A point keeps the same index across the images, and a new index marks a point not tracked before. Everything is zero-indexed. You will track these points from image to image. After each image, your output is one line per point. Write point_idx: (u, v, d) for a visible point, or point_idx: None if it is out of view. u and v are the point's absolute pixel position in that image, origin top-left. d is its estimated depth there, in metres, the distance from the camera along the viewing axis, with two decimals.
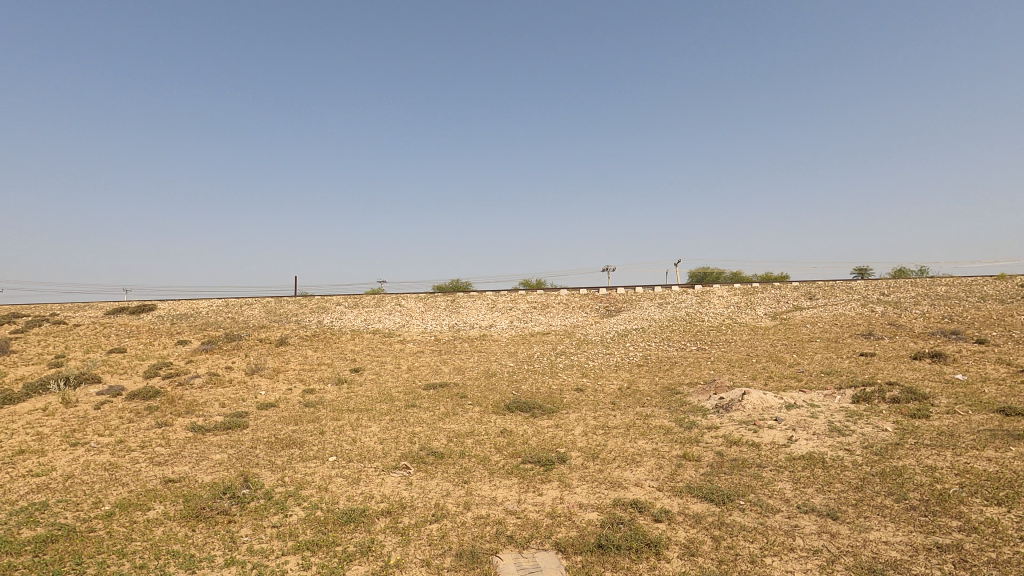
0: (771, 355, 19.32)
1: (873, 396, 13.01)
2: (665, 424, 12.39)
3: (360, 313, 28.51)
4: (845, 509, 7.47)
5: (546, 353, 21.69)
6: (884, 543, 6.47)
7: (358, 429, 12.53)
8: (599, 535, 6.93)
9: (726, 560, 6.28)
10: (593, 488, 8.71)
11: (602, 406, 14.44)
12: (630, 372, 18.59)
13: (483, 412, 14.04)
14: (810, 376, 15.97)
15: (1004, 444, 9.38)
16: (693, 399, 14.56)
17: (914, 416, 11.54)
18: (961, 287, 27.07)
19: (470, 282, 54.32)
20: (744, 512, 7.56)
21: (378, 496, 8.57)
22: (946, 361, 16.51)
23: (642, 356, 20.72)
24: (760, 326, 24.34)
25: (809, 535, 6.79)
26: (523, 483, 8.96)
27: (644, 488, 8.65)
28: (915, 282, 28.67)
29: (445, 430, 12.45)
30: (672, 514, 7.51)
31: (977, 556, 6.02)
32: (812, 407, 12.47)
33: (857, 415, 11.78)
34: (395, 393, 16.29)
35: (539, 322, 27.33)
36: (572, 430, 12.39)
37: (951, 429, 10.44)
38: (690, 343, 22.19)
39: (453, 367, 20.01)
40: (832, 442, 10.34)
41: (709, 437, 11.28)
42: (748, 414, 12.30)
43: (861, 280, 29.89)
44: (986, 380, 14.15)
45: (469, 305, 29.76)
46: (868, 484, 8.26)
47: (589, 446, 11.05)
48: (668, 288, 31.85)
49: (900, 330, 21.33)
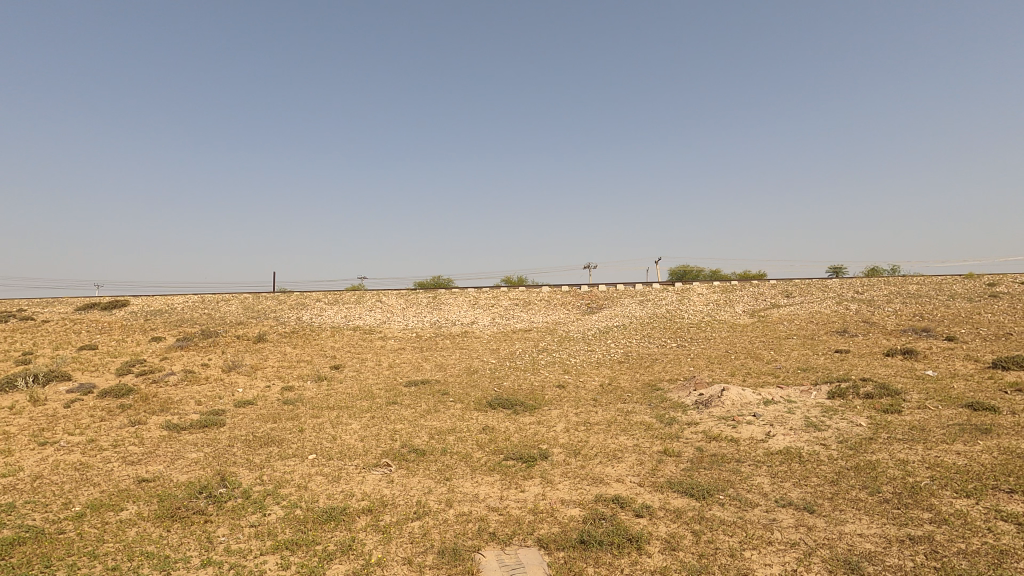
0: (749, 352, 19.54)
1: (848, 392, 13.30)
2: (645, 421, 12.49)
3: (340, 310, 28.24)
4: (821, 503, 7.62)
5: (527, 350, 21.66)
6: (858, 536, 6.60)
7: (338, 427, 12.38)
8: (580, 531, 6.94)
9: (706, 555, 6.34)
10: (574, 484, 8.73)
11: (583, 403, 14.50)
12: (610, 369, 18.73)
13: (465, 409, 14.01)
14: (786, 373, 16.28)
15: (973, 438, 9.68)
16: (674, 395, 14.73)
17: (887, 411, 11.82)
18: (931, 285, 27.77)
19: (450, 282, 53.88)
20: (724, 507, 7.65)
21: (358, 495, 8.47)
22: (916, 358, 16.91)
23: (623, 354, 20.82)
24: (737, 323, 24.74)
25: (786, 528, 6.90)
26: (506, 480, 8.94)
27: (625, 484, 8.71)
28: (887, 281, 29.31)
29: (426, 427, 12.37)
30: (653, 510, 7.56)
31: (947, 547, 6.19)
32: (787, 403, 12.72)
33: (832, 411, 12.04)
34: (376, 390, 16.15)
35: (520, 318, 27.36)
36: (554, 426, 12.41)
37: (922, 424, 10.72)
38: (670, 339, 22.44)
39: (434, 364, 19.90)
40: (808, 437, 10.54)
41: (688, 433, 11.40)
42: (726, 410, 12.48)
43: (836, 280, 30.46)
44: (955, 377, 14.52)
45: (451, 302, 29.66)
46: (843, 478, 8.44)
47: (570, 443, 11.07)
48: (649, 287, 32.08)
49: (873, 327, 21.83)
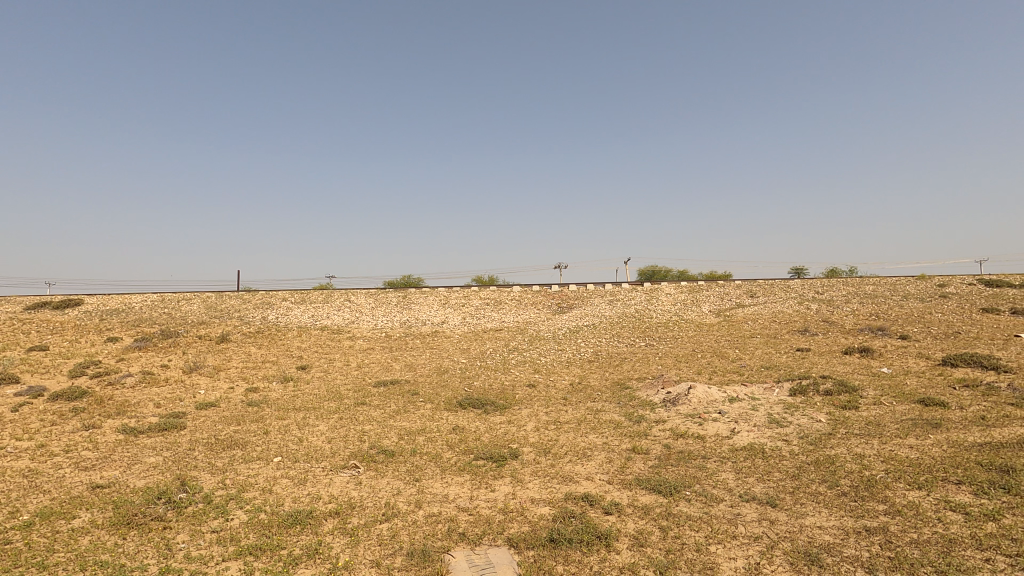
0: (714, 351, 19.98)
1: (809, 389, 13.72)
2: (615, 419, 12.63)
3: (308, 309, 27.69)
4: (783, 497, 7.84)
5: (498, 349, 21.65)
6: (817, 529, 6.81)
7: (304, 429, 12.13)
8: (550, 529, 6.97)
9: (673, 550, 6.45)
10: (544, 483, 8.77)
11: (553, 402, 14.57)
12: (581, 368, 18.88)
13: (435, 409, 13.91)
14: (751, 371, 16.69)
15: (924, 432, 10.11)
16: (642, 393, 14.95)
17: (845, 407, 12.25)
18: (886, 286, 28.89)
19: (420, 281, 53.49)
20: (690, 502, 7.80)
21: (325, 497, 8.32)
22: (872, 356, 17.57)
23: (592, 353, 21.01)
24: (704, 322, 25.25)
25: (749, 522, 7.08)
26: (476, 480, 8.91)
27: (594, 482, 8.79)
28: (846, 282, 30.37)
29: (396, 428, 12.23)
30: (621, 507, 7.65)
31: (900, 537, 6.45)
32: (752, 400, 13.05)
33: (794, 407, 12.41)
34: (344, 390, 15.90)
35: (491, 318, 27.33)
36: (524, 426, 12.43)
37: (878, 419, 11.15)
38: (639, 339, 22.76)
39: (403, 364, 19.72)
40: (771, 433, 10.84)
41: (656, 431, 11.57)
42: (693, 408, 12.73)
43: (798, 280, 31.41)
44: (908, 374, 15.14)
45: (421, 302, 29.42)
46: (804, 472, 8.71)
47: (540, 442, 11.11)
48: (618, 287, 32.46)
49: (832, 326, 22.58)
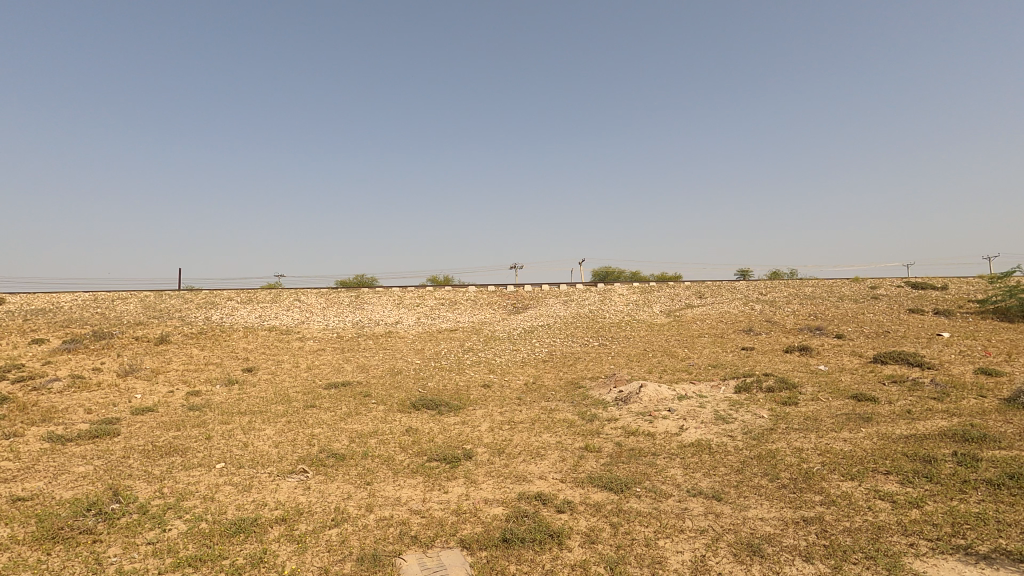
0: (665, 350, 20.52)
1: (752, 387, 14.30)
2: (568, 418, 12.78)
3: (255, 309, 26.71)
4: (727, 490, 8.13)
5: (453, 350, 21.51)
6: (759, 520, 7.10)
7: (250, 434, 11.69)
8: (503, 530, 6.97)
9: (623, 546, 6.57)
10: (498, 483, 8.77)
11: (507, 402, 14.59)
12: (535, 368, 19.00)
13: (387, 411, 13.68)
14: (699, 369, 17.24)
15: (856, 426, 10.72)
16: (595, 392, 15.19)
17: (785, 403, 12.82)
18: (824, 288, 30.45)
19: (374, 280, 52.55)
20: (640, 499, 7.97)
21: (271, 504, 8.04)
22: (811, 354, 18.47)
23: (547, 353, 21.19)
24: (655, 322, 25.89)
25: (696, 516, 7.30)
26: (429, 482, 8.82)
27: (548, 481, 8.85)
28: (787, 283, 31.81)
29: (347, 431, 11.96)
30: (574, 505, 7.74)
31: (834, 525, 6.80)
32: (699, 398, 13.48)
33: (738, 404, 12.90)
34: (292, 393, 15.41)
35: (446, 318, 27.13)
36: (478, 426, 12.40)
37: (815, 414, 11.73)
38: (592, 338, 23.11)
39: (355, 365, 19.32)
40: (717, 429, 11.23)
41: (608, 429, 11.78)
42: (644, 406, 13.03)
43: (743, 281, 32.68)
44: (843, 371, 16.00)
45: (374, 302, 28.89)
46: (747, 466, 9.06)
47: (494, 442, 11.11)
48: (572, 287, 32.88)
49: (774, 326, 23.61)
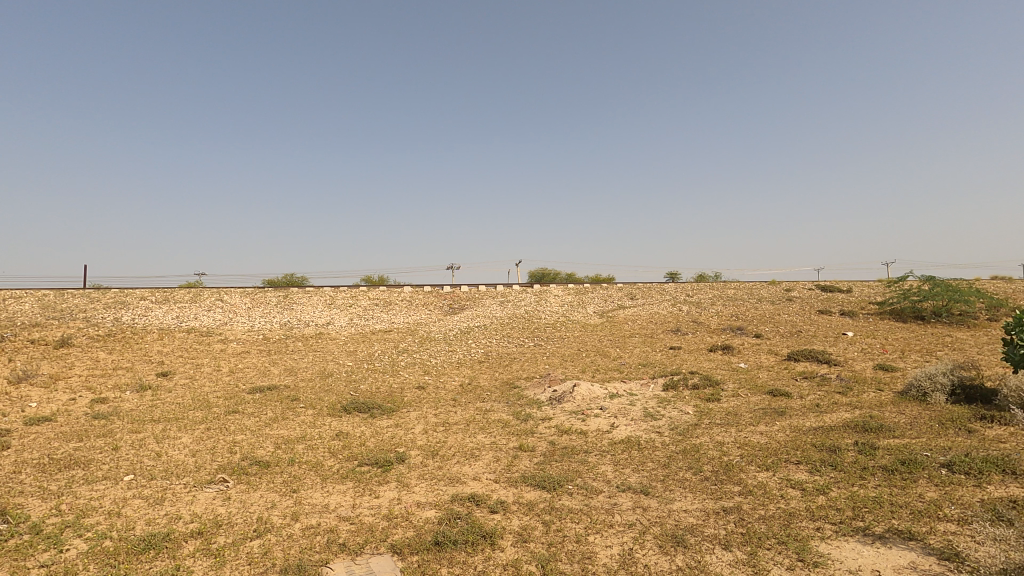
0: (598, 350, 21.04)
1: (679, 384, 14.93)
2: (503, 418, 12.82)
3: (172, 309, 25.01)
4: (655, 485, 8.44)
5: (387, 351, 21.06)
6: (683, 512, 7.42)
7: (164, 442, 10.92)
8: (435, 533, 6.89)
9: (555, 543, 6.67)
10: (431, 486, 8.66)
11: (442, 403, 14.45)
12: (471, 369, 18.94)
13: (317, 415, 13.20)
14: (630, 368, 17.80)
15: (772, 420, 11.43)
16: (530, 392, 15.35)
17: (709, 399, 13.48)
18: (745, 290, 32.28)
19: (304, 280, 50.64)
20: (572, 496, 8.12)
21: (186, 517, 7.54)
22: (733, 352, 19.53)
23: (482, 353, 21.18)
24: (589, 323, 26.49)
25: (625, 511, 7.53)
26: (359, 487, 8.58)
27: (482, 481, 8.83)
28: (712, 285, 33.47)
29: (272, 437, 11.43)
30: (507, 505, 7.77)
31: (751, 514, 7.21)
32: (630, 396, 13.92)
33: (666, 401, 13.43)
34: (212, 398, 14.55)
35: (380, 319, 26.54)
36: (412, 429, 12.19)
37: (736, 410, 12.41)
38: (528, 339, 23.32)
39: (282, 368, 18.50)
40: (646, 426, 11.63)
41: (543, 428, 11.93)
42: (577, 405, 13.30)
43: (672, 283, 34.07)
44: (761, 368, 17.02)
45: (304, 302, 27.81)
46: (673, 460, 9.45)
47: (428, 444, 10.97)
48: (509, 288, 33.06)
49: (700, 326, 24.78)
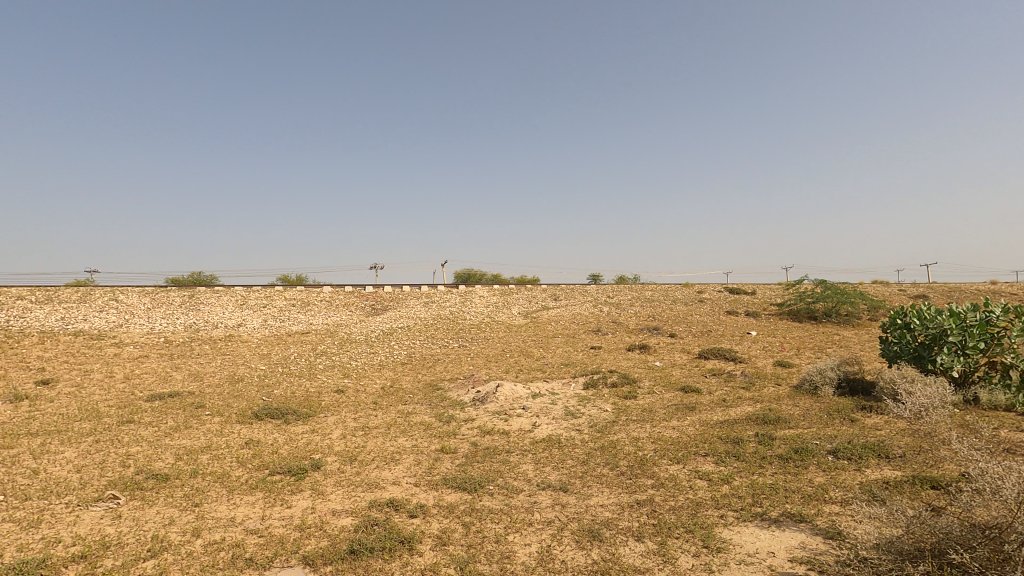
0: (521, 350, 21.28)
1: (599, 383, 15.40)
2: (425, 421, 12.65)
3: (56, 310, 22.58)
4: (573, 481, 8.65)
5: (304, 354, 20.16)
6: (599, 507, 7.65)
7: (43, 458, 9.82)
8: (351, 541, 6.66)
9: (474, 544, 6.65)
10: (348, 492, 8.37)
11: (362, 407, 14.03)
12: (393, 371, 18.54)
13: (224, 423, 12.39)
14: (552, 368, 18.15)
15: (683, 415, 12.06)
16: (454, 393, 15.25)
17: (626, 397, 14.02)
18: (661, 291, 33.88)
19: (214, 279, 47.50)
20: (493, 496, 8.15)
21: (67, 540, 6.81)
22: (649, 351, 20.42)
23: (405, 355, 20.79)
24: (513, 323, 26.75)
25: (544, 508, 7.65)
26: (270, 497, 8.14)
27: (401, 486, 8.66)
28: (630, 287, 34.84)
29: (172, 448, 10.58)
30: (426, 508, 7.66)
31: (662, 505, 7.56)
32: (551, 395, 14.19)
33: (586, 400, 13.81)
34: (103, 407, 13.27)
35: (297, 320, 25.38)
36: (329, 434, 11.74)
37: (651, 406, 12.97)
38: (452, 340, 23.18)
39: (187, 373, 17.22)
40: (567, 424, 11.90)
41: (465, 429, 11.88)
42: (500, 405, 13.37)
43: (593, 285, 35.12)
44: (674, 366, 17.91)
45: (213, 302, 26.06)
46: (591, 457, 9.73)
47: (346, 449, 10.60)
48: (434, 288, 32.71)
49: (619, 326, 25.71)
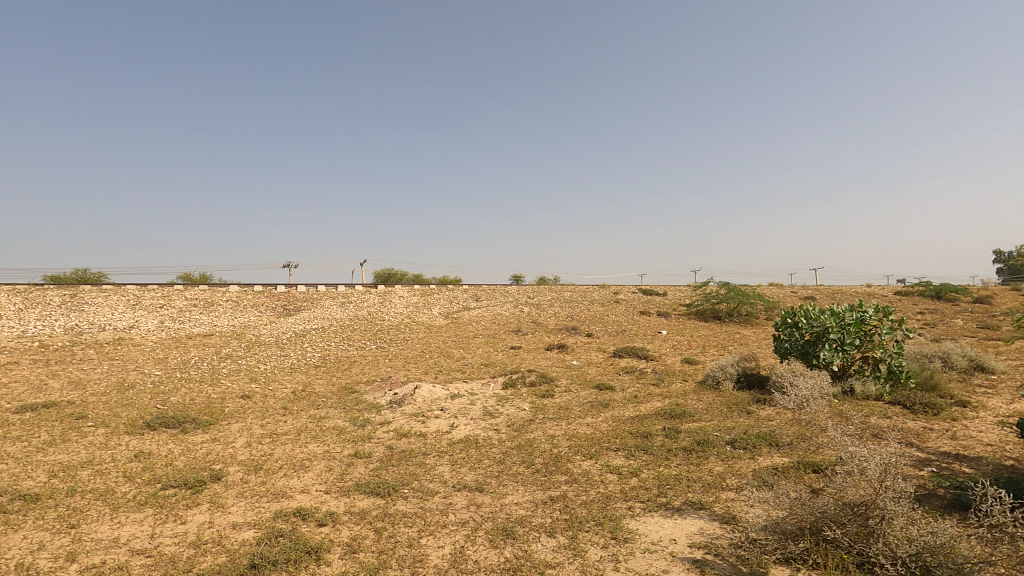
0: (441, 351, 21.08)
1: (517, 383, 15.57)
2: (339, 425, 12.21)
3: None
4: (489, 481, 8.69)
5: (206, 358, 18.81)
6: (514, 505, 7.74)
7: None
8: (252, 555, 6.29)
9: (386, 550, 6.50)
10: (251, 504, 7.91)
11: (270, 413, 13.30)
12: (306, 374, 17.74)
13: (111, 435, 11.29)
14: (472, 368, 18.13)
15: (597, 412, 12.46)
16: (370, 396, 14.84)
17: (544, 395, 14.28)
18: (579, 292, 34.86)
19: (103, 277, 43.23)
20: (407, 500, 8.01)
21: None
22: (567, 351, 20.94)
23: (319, 358, 19.96)
24: (433, 324, 26.47)
25: (459, 509, 7.62)
26: (162, 514, 7.51)
27: (310, 494, 8.29)
28: (550, 288, 35.57)
29: (45, 464, 9.49)
30: (336, 516, 7.39)
31: (574, 500, 7.76)
32: (470, 395, 14.17)
33: (504, 399, 13.92)
34: None
35: (199, 322, 23.65)
36: (232, 442, 11.03)
37: (567, 404, 13.30)
38: (370, 341, 22.55)
39: (66, 381, 15.52)
40: (484, 424, 11.93)
41: (380, 433, 11.59)
42: (418, 407, 13.16)
43: (514, 285, 35.51)
44: (590, 364, 18.49)
45: (100, 303, 23.69)
46: (508, 456, 9.82)
47: (251, 458, 10.00)
48: (351, 288, 31.68)
49: (539, 326, 26.16)
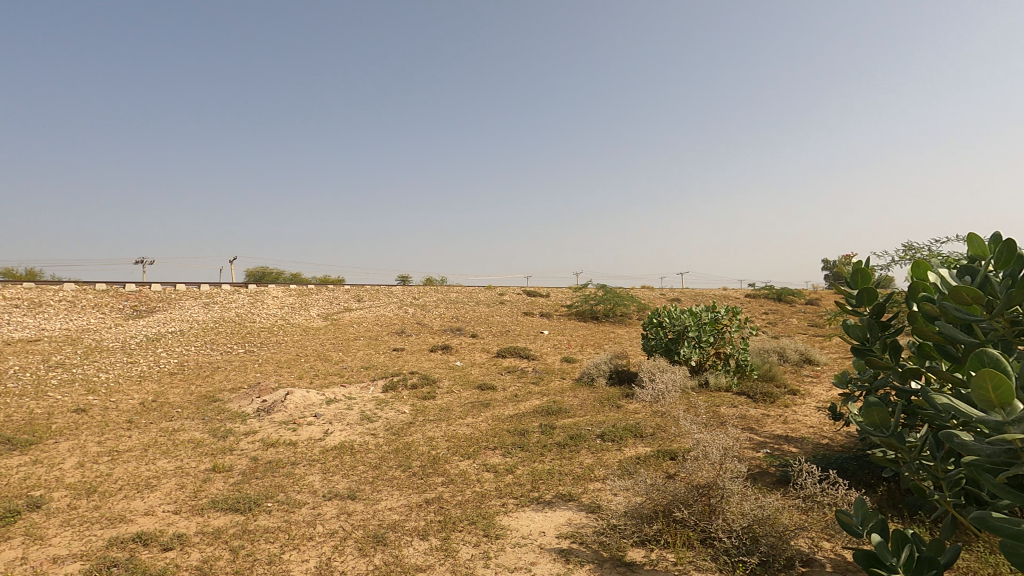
0: (318, 354, 20.04)
1: (398, 385, 15.24)
2: (195, 438, 11.10)
3: None
4: (362, 488, 8.40)
5: (29, 367, 16.16)
6: (387, 510, 7.56)
7: None
8: None
9: (242, 569, 6.02)
10: (80, 533, 6.92)
11: (110, 428, 11.75)
12: (158, 383, 15.93)
13: None
14: (351, 371, 17.45)
15: (478, 411, 12.57)
16: (234, 404, 13.69)
17: (425, 397, 14.13)
18: (466, 293, 35.02)
19: None
20: (271, 514, 7.49)
21: None
22: (450, 352, 20.90)
23: (176, 364, 18.03)
24: (311, 326, 25.08)
25: (328, 520, 7.28)
26: None
27: (155, 516, 7.45)
28: (436, 288, 35.32)
29: None
30: (186, 538, 6.71)
31: (450, 501, 7.77)
32: (347, 400, 13.61)
33: (384, 403, 13.55)
34: None
35: (22, 325, 20.28)
36: (59, 464, 9.57)
37: (448, 405, 13.26)
38: (237, 345, 20.82)
39: None
40: (361, 429, 11.52)
41: (244, 444, 10.72)
42: (288, 414, 12.38)
43: (399, 286, 34.77)
44: (473, 365, 18.62)
45: None
46: (384, 461, 9.57)
47: (83, 480, 8.76)
48: (217, 288, 29.03)
49: (423, 327, 25.87)
